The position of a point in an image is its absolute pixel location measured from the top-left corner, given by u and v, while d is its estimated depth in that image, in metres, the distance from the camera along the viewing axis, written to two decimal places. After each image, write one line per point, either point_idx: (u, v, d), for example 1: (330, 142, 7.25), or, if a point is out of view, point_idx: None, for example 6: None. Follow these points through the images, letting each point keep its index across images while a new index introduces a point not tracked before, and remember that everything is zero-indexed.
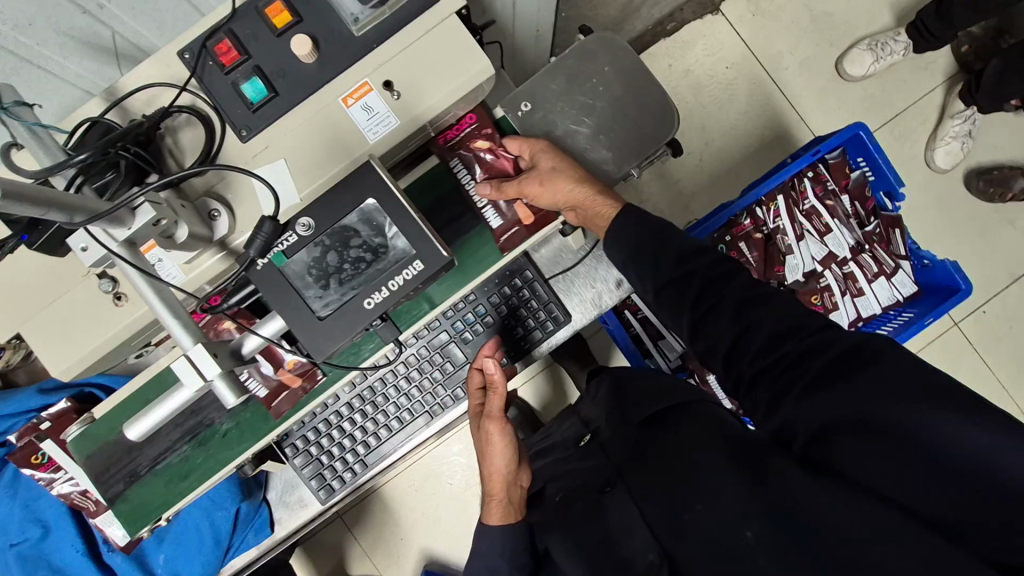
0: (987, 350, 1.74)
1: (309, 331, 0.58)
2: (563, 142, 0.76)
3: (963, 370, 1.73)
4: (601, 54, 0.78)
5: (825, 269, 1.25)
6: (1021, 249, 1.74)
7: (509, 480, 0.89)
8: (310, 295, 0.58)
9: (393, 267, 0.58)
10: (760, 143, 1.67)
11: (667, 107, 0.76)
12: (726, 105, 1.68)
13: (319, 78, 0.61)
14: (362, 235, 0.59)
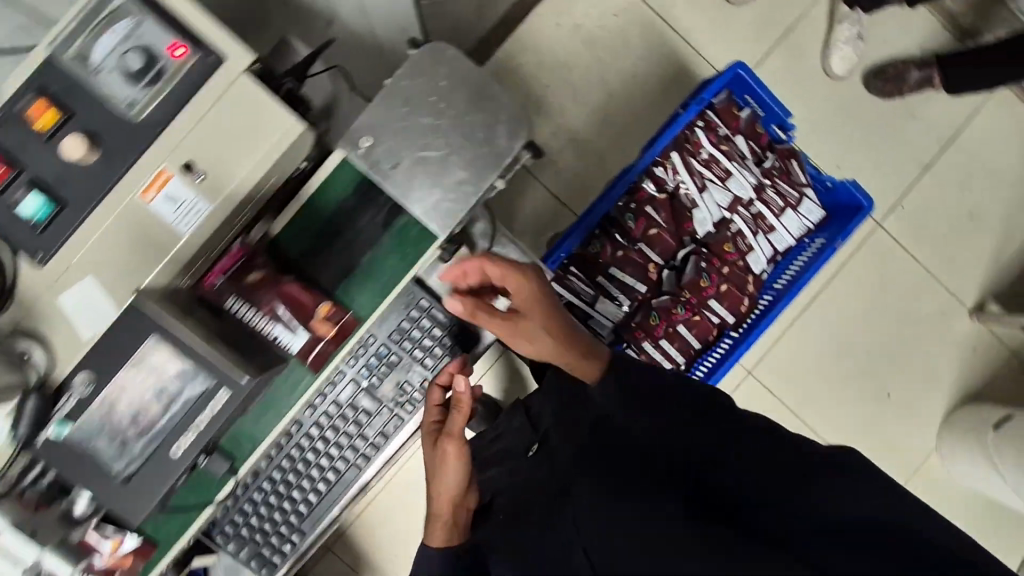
0: (906, 244, 1.83)
1: (114, 495, 0.55)
2: (414, 172, 0.70)
3: (892, 266, 1.81)
4: (434, 66, 0.71)
5: (734, 214, 1.26)
6: (923, 138, 1.81)
7: (457, 500, 0.85)
8: (111, 450, 0.55)
9: (196, 406, 0.55)
10: (660, 88, 1.65)
11: (516, 113, 0.72)
12: (621, 53, 1.62)
13: (108, 175, 0.54)
14: (155, 382, 0.55)
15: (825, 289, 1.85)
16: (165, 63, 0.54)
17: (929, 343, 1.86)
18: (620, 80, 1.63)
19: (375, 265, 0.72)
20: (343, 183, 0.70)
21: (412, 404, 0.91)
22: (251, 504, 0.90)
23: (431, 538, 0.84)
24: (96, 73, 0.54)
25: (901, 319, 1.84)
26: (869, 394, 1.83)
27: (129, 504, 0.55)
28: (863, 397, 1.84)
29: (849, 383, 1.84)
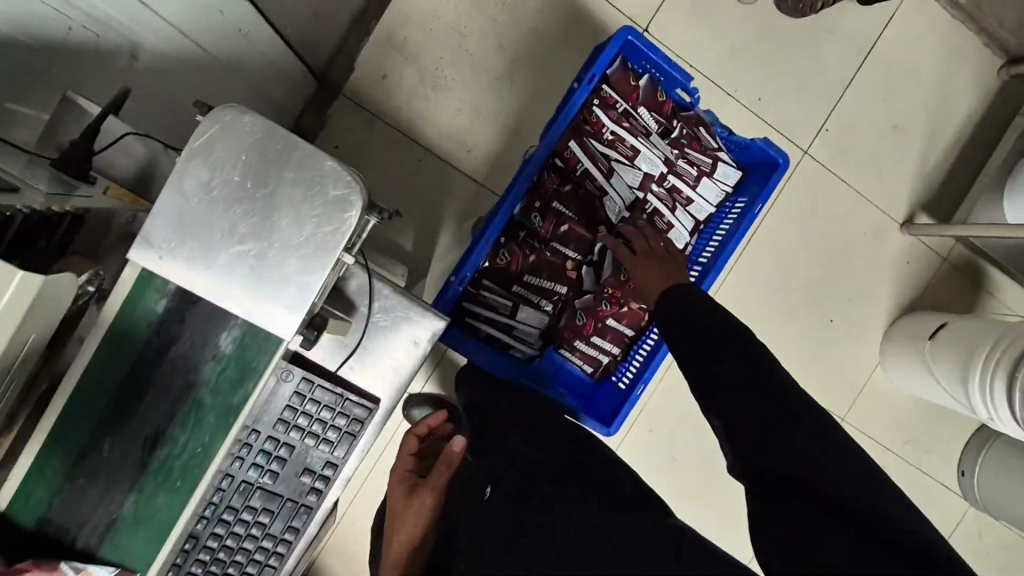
0: (834, 166, 1.77)
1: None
2: (233, 270, 0.58)
3: (824, 192, 1.78)
4: (226, 138, 0.57)
5: (647, 192, 1.17)
6: (843, 53, 1.72)
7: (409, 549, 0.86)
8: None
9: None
10: (564, 42, 1.47)
11: (341, 177, 0.59)
12: (515, 9, 1.43)
13: None
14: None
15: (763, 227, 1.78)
16: None
17: (865, 263, 1.85)
18: (519, 39, 1.44)
19: (222, 375, 0.61)
20: (151, 288, 0.59)
21: (316, 490, 0.81)
22: None
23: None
24: None
25: (837, 243, 1.81)
26: (815, 323, 1.81)
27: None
28: (809, 327, 1.83)
29: (794, 316, 1.81)
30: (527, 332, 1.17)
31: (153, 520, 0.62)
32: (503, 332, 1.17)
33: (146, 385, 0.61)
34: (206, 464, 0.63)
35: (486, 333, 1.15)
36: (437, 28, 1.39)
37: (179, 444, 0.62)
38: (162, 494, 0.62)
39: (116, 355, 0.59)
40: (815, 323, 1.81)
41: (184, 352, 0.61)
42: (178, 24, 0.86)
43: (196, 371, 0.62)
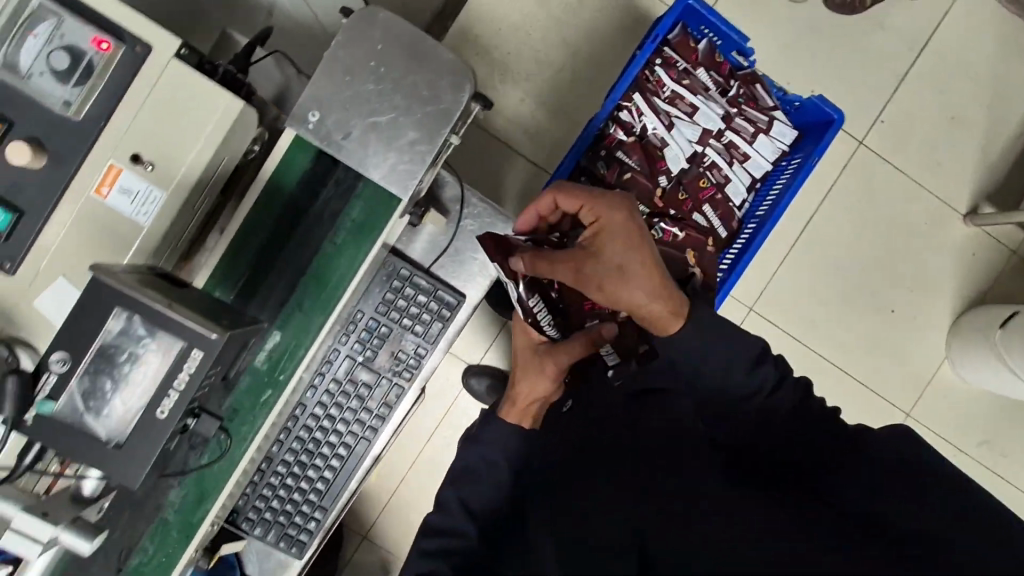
0: (892, 156, 1.60)
1: (108, 465, 0.42)
2: (365, 138, 0.70)
3: (877, 185, 1.60)
4: (367, 32, 0.70)
5: (706, 147, 1.25)
6: (904, 45, 1.57)
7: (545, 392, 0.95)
8: (94, 419, 0.42)
9: (174, 364, 0.42)
10: (622, 37, 1.48)
11: (459, 65, 0.72)
12: (577, 8, 1.46)
13: (60, 176, 0.55)
14: (124, 346, 0.42)
15: (817, 214, 1.59)
16: (94, 59, 0.54)
17: (929, 260, 1.64)
18: (581, 34, 1.47)
19: (347, 244, 0.73)
20: (295, 166, 0.71)
21: (410, 370, 0.92)
22: (269, 491, 0.92)
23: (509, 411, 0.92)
24: (27, 79, 0.54)
25: (896, 238, 1.62)
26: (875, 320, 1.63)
27: (113, 472, 0.42)
28: (867, 324, 1.64)
29: (851, 315, 1.63)
30: None
31: (280, 366, 0.71)
32: None
33: (277, 260, 0.72)
34: (325, 314, 0.72)
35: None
36: (505, 26, 1.44)
37: (302, 305, 0.72)
38: (292, 336, 0.71)
39: (255, 219, 0.71)
40: (872, 317, 1.63)
41: (314, 232, 0.73)
42: None
43: (322, 246, 0.73)
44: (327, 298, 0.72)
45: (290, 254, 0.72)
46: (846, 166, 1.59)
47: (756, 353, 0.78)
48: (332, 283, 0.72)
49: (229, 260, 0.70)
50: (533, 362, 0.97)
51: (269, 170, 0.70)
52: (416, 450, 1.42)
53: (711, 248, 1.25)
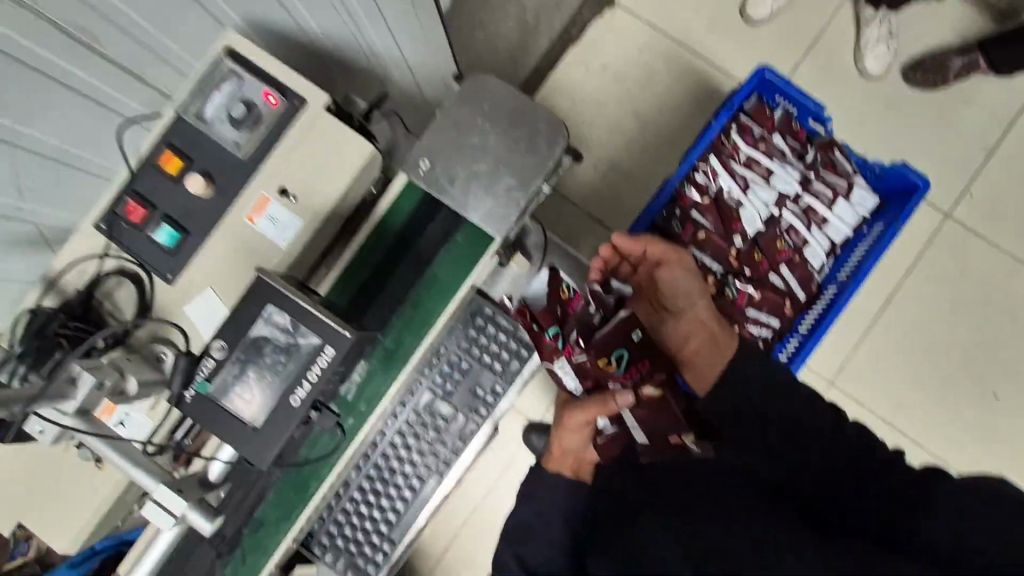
0: (984, 230, 1.48)
1: (245, 445, 0.48)
2: (467, 183, 0.78)
3: (969, 259, 1.47)
4: (477, 95, 0.80)
5: (782, 210, 1.26)
6: (996, 120, 1.50)
7: (579, 450, 0.83)
8: (240, 403, 0.48)
9: (309, 360, 0.48)
10: (696, 109, 1.54)
11: (555, 122, 0.79)
12: (651, 84, 1.55)
13: (221, 203, 0.66)
14: (271, 339, 0.49)
15: (899, 288, 1.48)
16: (261, 109, 0.67)
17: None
18: (654, 107, 1.54)
19: (440, 278, 0.78)
20: (404, 206, 0.79)
21: (486, 405, 0.95)
22: (342, 517, 0.94)
23: (545, 464, 0.83)
24: (209, 123, 0.66)
25: (994, 318, 1.46)
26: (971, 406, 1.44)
27: (248, 453, 0.47)
28: (960, 409, 1.46)
29: (941, 400, 1.46)
30: None
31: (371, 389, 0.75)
32: None
33: (377, 290, 0.78)
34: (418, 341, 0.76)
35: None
36: (582, 100, 1.55)
37: (396, 333, 0.76)
38: (385, 360, 0.75)
39: (363, 253, 0.79)
40: (970, 403, 1.46)
41: (412, 267, 0.79)
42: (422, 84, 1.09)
43: (418, 280, 0.79)
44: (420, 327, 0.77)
45: (389, 285, 0.78)
46: (930, 241, 1.48)
47: (829, 410, 0.75)
48: (424, 313, 0.77)
49: (341, 288, 0.77)
50: (559, 420, 0.86)
51: (381, 209, 0.79)
52: (473, 502, 1.40)
53: (789, 311, 1.23)
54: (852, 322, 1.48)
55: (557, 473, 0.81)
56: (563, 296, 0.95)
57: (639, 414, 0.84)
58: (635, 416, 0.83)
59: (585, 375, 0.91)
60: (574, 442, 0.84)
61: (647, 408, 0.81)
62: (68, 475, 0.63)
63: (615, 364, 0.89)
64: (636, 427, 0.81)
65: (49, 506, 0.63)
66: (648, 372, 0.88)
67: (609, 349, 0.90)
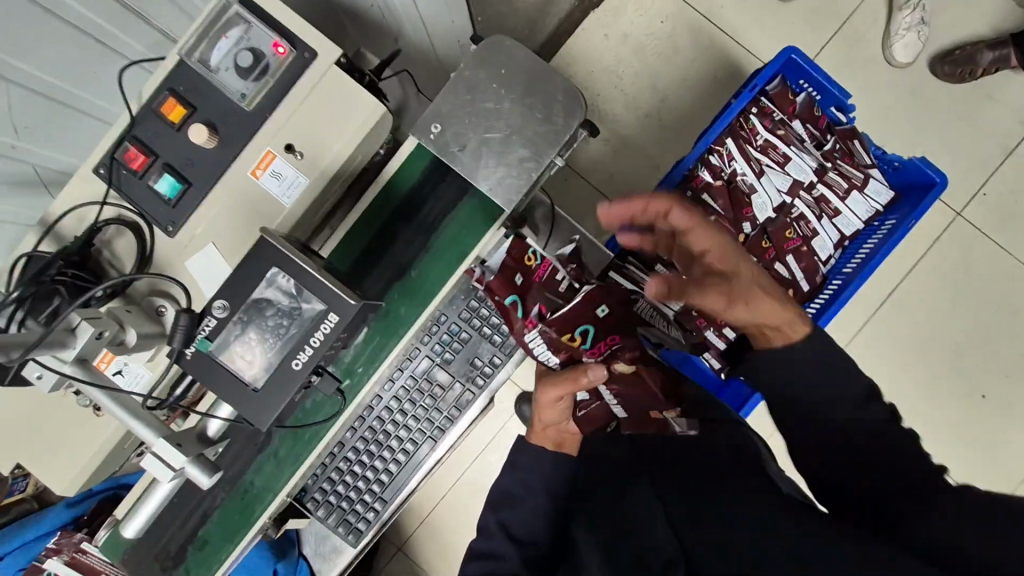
0: (994, 231, 1.46)
1: (245, 405, 0.47)
2: (479, 151, 0.76)
3: (976, 260, 1.46)
4: (494, 58, 0.77)
5: (795, 198, 1.24)
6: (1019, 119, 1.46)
7: (559, 423, 0.85)
8: (240, 364, 0.48)
9: (312, 324, 0.47)
10: (714, 87, 1.49)
11: (573, 93, 0.77)
12: (671, 58, 1.50)
13: (225, 156, 0.64)
14: (275, 302, 0.48)
15: (901, 285, 1.47)
16: (270, 60, 0.64)
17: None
18: (672, 82, 1.50)
19: (445, 247, 0.77)
20: (412, 169, 0.77)
21: (483, 376, 0.95)
22: (336, 475, 0.95)
23: (530, 436, 0.86)
24: (214, 72, 0.64)
25: (991, 321, 1.46)
26: (959, 405, 1.46)
27: (247, 414, 0.47)
28: (947, 409, 1.47)
29: (930, 399, 1.47)
30: None
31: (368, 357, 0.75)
32: None
33: (379, 256, 0.77)
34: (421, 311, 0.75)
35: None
36: (598, 69, 1.51)
37: (398, 300, 0.76)
38: (388, 326, 0.75)
39: (368, 216, 0.77)
40: (959, 403, 1.47)
41: (417, 233, 0.78)
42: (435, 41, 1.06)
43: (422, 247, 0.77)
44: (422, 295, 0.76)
45: (392, 251, 0.77)
46: (938, 240, 1.46)
47: None
48: (427, 282, 0.76)
49: (344, 249, 0.76)
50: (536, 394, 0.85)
51: (389, 172, 0.77)
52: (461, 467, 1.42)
53: (791, 300, 1.22)
54: (852, 315, 1.48)
55: (541, 446, 0.84)
56: (528, 264, 0.87)
57: (613, 387, 0.86)
58: (609, 389, 0.86)
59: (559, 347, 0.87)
60: (553, 416, 0.83)
61: (620, 383, 0.86)
62: (66, 422, 0.63)
63: (581, 339, 0.87)
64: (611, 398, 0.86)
65: (45, 451, 0.63)
66: (615, 349, 0.87)
67: (573, 326, 0.86)
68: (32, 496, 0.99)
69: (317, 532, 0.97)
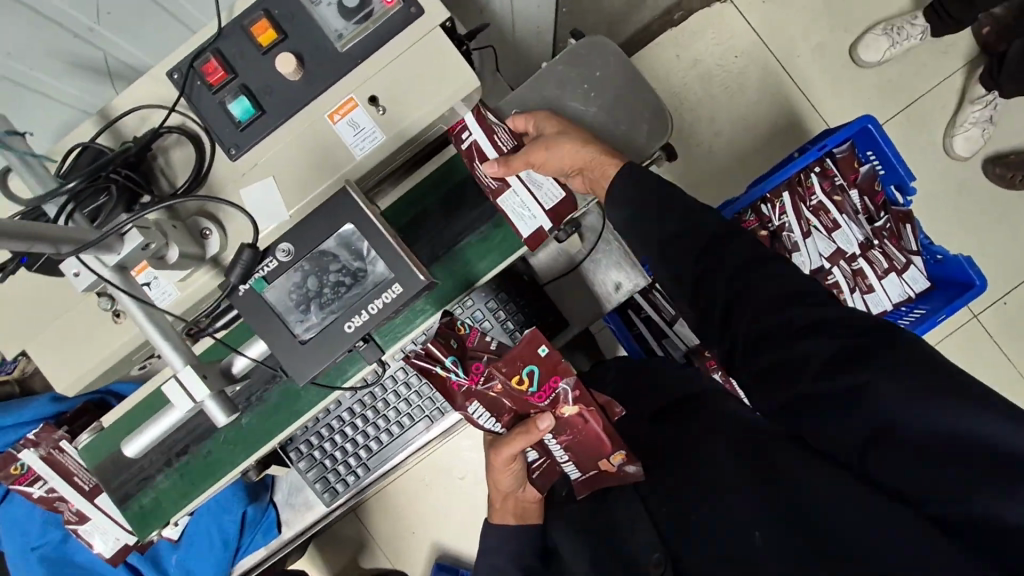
0: (1005, 341, 1.42)
1: (288, 355, 0.47)
2: None
3: (984, 369, 1.41)
4: (592, 58, 0.76)
5: (834, 265, 1.22)
6: None
7: (512, 492, 0.82)
8: (294, 315, 0.47)
9: (376, 289, 0.47)
10: (772, 134, 1.47)
11: (661, 112, 0.75)
12: (736, 95, 1.47)
13: (306, 94, 0.61)
14: (340, 259, 0.47)
15: None
16: (375, 7, 0.60)
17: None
18: (732, 119, 1.47)
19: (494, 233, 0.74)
20: None
21: None
22: (325, 432, 0.94)
23: (493, 515, 0.83)
24: (316, 5, 0.61)
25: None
26: None
27: (290, 367, 0.47)
28: None
29: None
30: (675, 345, 1.14)
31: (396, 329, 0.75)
32: (653, 335, 1.16)
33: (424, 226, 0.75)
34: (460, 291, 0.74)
35: (639, 331, 1.17)
36: (663, 89, 1.48)
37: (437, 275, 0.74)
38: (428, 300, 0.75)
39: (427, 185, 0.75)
40: None
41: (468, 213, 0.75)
42: (518, 23, 1.04)
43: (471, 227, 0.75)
44: (459, 276, 0.74)
45: (438, 223, 0.74)
46: (951, 335, 1.42)
47: None
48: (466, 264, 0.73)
49: (388, 208, 0.74)
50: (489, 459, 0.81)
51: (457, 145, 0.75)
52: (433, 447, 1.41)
53: None
54: None
55: (503, 524, 0.81)
56: (458, 330, 0.76)
57: (565, 439, 0.79)
58: (558, 441, 0.79)
59: (502, 411, 0.78)
60: (508, 481, 0.81)
61: (568, 434, 0.78)
62: (85, 322, 0.61)
63: (530, 381, 0.75)
64: (564, 453, 0.80)
65: (57, 348, 0.61)
66: (565, 390, 0.76)
67: (519, 365, 0.74)
68: (17, 380, 0.98)
69: (292, 483, 0.96)
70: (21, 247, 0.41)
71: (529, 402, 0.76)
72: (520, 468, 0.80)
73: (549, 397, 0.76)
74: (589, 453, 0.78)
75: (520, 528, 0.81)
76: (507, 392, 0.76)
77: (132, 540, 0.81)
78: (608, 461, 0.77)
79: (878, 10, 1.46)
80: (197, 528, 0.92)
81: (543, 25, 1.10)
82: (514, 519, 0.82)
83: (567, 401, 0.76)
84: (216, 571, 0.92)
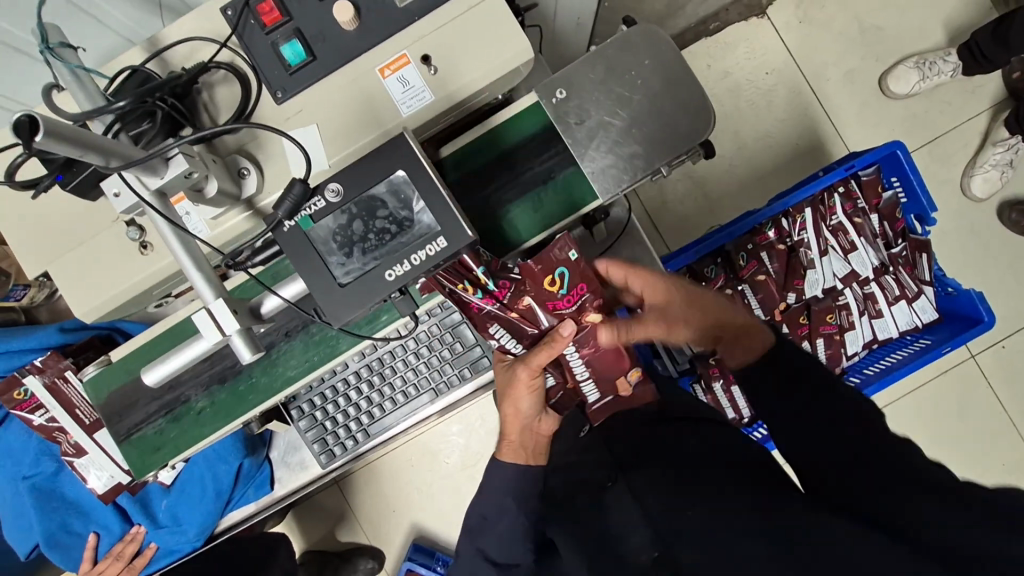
0: (998, 384, 1.42)
1: (329, 298, 0.51)
2: (596, 133, 0.73)
3: (974, 410, 1.42)
4: (642, 47, 0.74)
5: (846, 287, 1.23)
6: None
7: (527, 425, 0.89)
8: (334, 259, 0.51)
9: (421, 240, 0.50)
10: (794, 155, 1.47)
11: (704, 109, 0.74)
12: (764, 110, 1.48)
13: (357, 45, 0.61)
14: (388, 207, 0.51)
15: (893, 405, 1.43)
16: None
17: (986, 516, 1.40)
18: (757, 133, 1.48)
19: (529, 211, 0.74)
20: (523, 125, 0.75)
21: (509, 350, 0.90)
22: (328, 393, 0.93)
23: (503, 451, 0.90)
24: None
25: (963, 466, 1.41)
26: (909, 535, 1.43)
27: (326, 308, 0.50)
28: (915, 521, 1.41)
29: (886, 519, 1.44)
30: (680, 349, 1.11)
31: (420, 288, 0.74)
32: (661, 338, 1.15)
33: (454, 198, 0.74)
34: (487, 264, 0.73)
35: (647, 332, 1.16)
36: None
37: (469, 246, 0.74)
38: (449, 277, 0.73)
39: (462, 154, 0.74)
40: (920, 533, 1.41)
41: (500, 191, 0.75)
42: (560, 12, 1.03)
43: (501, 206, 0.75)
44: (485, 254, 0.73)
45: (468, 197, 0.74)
46: (946, 373, 1.42)
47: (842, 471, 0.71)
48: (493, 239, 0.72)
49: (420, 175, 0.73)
50: (510, 384, 0.85)
51: (497, 121, 0.75)
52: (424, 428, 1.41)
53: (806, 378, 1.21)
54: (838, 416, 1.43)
55: (513, 462, 0.89)
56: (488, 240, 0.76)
57: (586, 352, 0.86)
58: (581, 354, 0.86)
59: (525, 334, 0.83)
60: (526, 406, 0.86)
61: (591, 346, 0.85)
62: (111, 249, 0.60)
63: (560, 284, 0.78)
64: (585, 368, 0.87)
65: (79, 272, 0.60)
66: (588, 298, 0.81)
67: (551, 268, 0.77)
68: (21, 309, 0.97)
69: (290, 441, 0.95)
70: (70, 151, 0.40)
71: (554, 305, 0.80)
72: (536, 404, 0.87)
73: (574, 301, 0.81)
74: (607, 372, 0.87)
75: (528, 465, 0.89)
76: (535, 301, 0.80)
77: (126, 480, 0.81)
78: (625, 378, 0.88)
79: (912, 43, 1.46)
80: (190, 476, 0.91)
81: (584, 16, 1.09)
82: (530, 453, 0.89)
83: (590, 308, 0.82)
84: (204, 521, 0.91)
